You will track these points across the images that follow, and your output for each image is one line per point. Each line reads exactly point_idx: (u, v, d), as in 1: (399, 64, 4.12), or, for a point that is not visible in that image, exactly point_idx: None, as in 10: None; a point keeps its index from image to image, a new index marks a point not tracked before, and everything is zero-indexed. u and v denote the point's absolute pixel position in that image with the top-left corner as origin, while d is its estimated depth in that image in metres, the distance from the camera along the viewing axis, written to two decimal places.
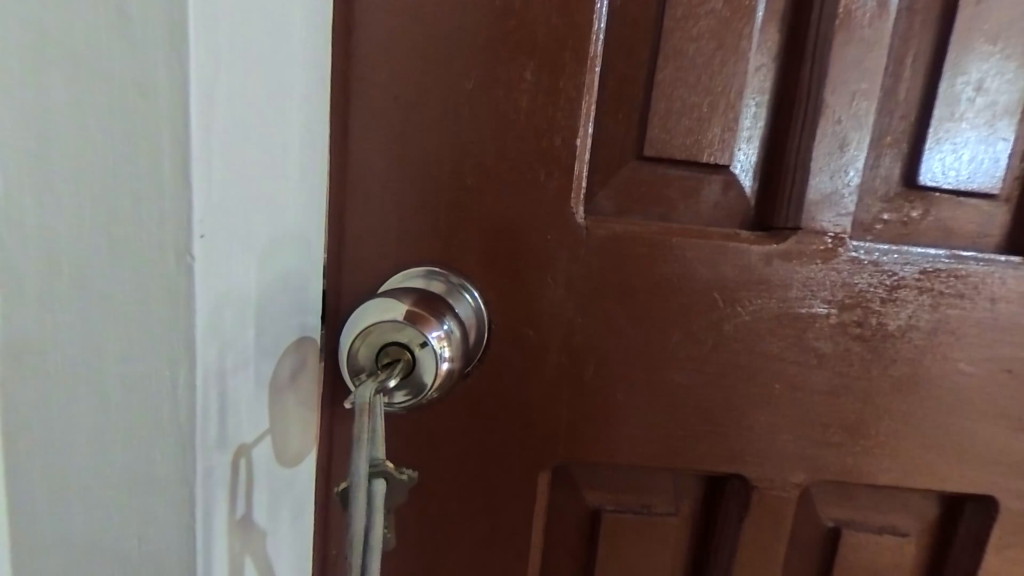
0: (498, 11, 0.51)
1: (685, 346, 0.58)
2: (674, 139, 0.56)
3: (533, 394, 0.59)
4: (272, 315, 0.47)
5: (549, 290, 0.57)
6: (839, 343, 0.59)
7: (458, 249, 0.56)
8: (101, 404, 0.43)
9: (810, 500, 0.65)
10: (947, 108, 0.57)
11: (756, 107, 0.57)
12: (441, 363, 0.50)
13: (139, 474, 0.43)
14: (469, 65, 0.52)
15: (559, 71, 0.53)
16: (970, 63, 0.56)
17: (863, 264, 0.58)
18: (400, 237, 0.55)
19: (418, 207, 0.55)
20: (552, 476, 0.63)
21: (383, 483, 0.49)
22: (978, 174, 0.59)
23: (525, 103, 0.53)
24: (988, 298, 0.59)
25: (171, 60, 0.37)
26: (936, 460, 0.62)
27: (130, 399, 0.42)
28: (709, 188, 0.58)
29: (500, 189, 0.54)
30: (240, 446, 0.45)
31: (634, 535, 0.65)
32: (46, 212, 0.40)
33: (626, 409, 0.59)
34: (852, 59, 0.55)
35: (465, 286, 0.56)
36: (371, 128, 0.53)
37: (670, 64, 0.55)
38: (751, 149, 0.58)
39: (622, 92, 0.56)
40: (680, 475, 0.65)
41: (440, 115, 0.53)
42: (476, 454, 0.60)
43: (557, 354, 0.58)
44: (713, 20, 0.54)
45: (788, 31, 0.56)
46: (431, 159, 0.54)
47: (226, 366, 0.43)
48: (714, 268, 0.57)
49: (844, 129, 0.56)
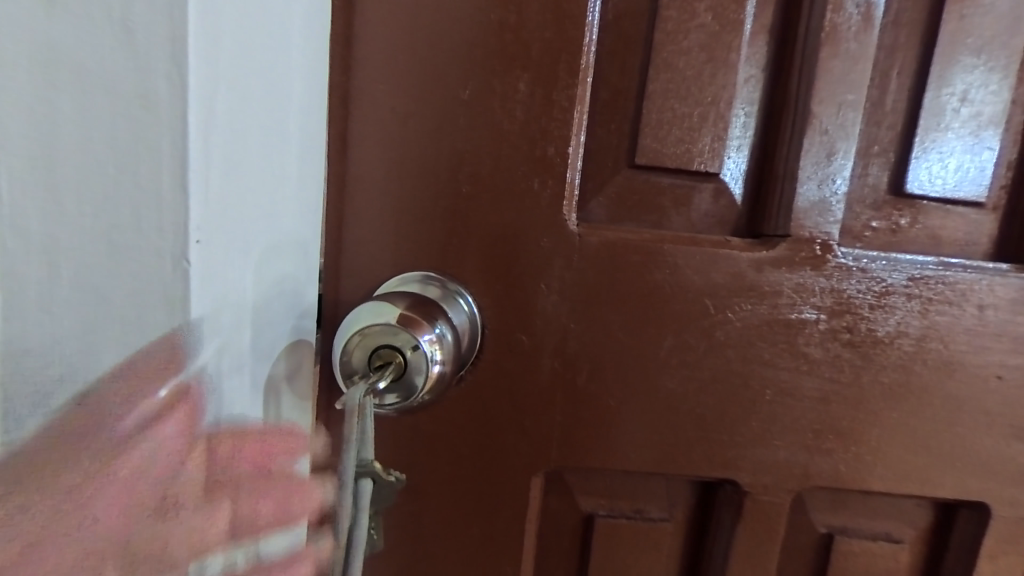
0: (493, 24, 0.53)
1: (676, 352, 0.59)
2: (665, 148, 0.57)
3: (526, 398, 0.59)
4: (267, 316, 0.48)
5: (543, 295, 0.57)
6: (829, 349, 0.60)
7: (454, 256, 0.57)
8: (97, 397, 0.43)
9: (802, 506, 0.65)
10: (933, 118, 0.58)
11: (746, 117, 0.58)
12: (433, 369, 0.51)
13: (135, 455, 0.44)
14: (465, 77, 0.53)
15: (553, 83, 0.54)
16: (955, 75, 0.58)
17: (851, 271, 0.59)
18: (396, 243, 0.56)
19: (414, 214, 0.56)
20: (546, 482, 0.63)
21: (370, 483, 0.51)
22: (964, 183, 0.60)
23: (519, 114, 0.54)
24: (977, 305, 0.60)
25: (172, 71, 0.38)
26: (928, 466, 0.62)
27: (127, 399, 0.43)
28: (700, 196, 0.60)
29: (495, 196, 0.56)
30: (233, 421, 0.47)
31: (628, 541, 0.65)
32: (51, 216, 0.41)
33: (619, 414, 0.60)
34: (838, 72, 0.56)
35: (460, 291, 0.57)
36: (369, 137, 0.54)
37: (661, 76, 0.56)
38: (741, 158, 0.59)
39: (615, 102, 0.57)
40: (674, 481, 0.65)
41: (436, 125, 0.54)
42: (470, 458, 0.60)
43: (550, 360, 0.58)
44: (703, 34, 0.56)
45: (776, 44, 0.58)
46: (427, 168, 0.55)
47: (221, 366, 0.45)
48: (705, 276, 0.58)
49: (832, 138, 0.57)
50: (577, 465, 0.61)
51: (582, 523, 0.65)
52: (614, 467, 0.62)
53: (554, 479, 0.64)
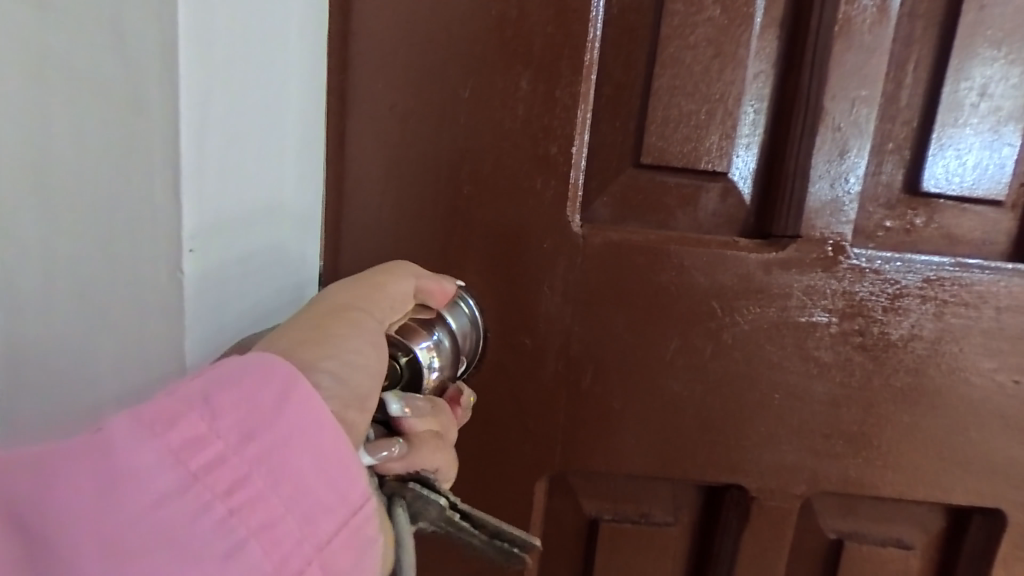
0: (494, 20, 0.52)
1: (683, 355, 0.58)
2: (671, 146, 0.56)
3: (529, 401, 0.58)
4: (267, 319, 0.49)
5: (546, 297, 0.56)
6: (840, 352, 0.58)
7: (454, 255, 0.56)
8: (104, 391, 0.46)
9: (810, 511, 0.64)
10: (950, 113, 0.56)
11: (755, 113, 0.57)
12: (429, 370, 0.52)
13: None
14: (465, 74, 0.52)
15: (555, 79, 0.53)
16: (974, 68, 0.56)
17: (864, 272, 0.57)
18: (396, 245, 0.55)
19: (414, 215, 0.55)
20: (549, 485, 0.63)
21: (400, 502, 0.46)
22: (982, 180, 0.58)
23: (521, 112, 0.53)
24: (994, 307, 0.58)
25: (161, 76, 0.38)
26: (941, 471, 0.61)
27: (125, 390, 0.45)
28: (707, 195, 0.58)
29: (497, 197, 0.54)
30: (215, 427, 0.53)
31: (632, 545, 0.64)
32: (67, 220, 0.43)
33: (623, 418, 0.59)
34: (852, 66, 0.54)
35: (461, 295, 0.55)
36: (368, 136, 0.53)
37: (667, 71, 0.55)
38: (750, 156, 0.58)
39: (619, 99, 0.56)
40: (678, 485, 0.64)
41: (435, 123, 0.53)
42: (473, 461, 0.60)
43: (554, 362, 0.58)
44: (710, 27, 0.54)
45: (786, 37, 0.56)
46: (426, 167, 0.54)
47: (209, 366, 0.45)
48: (713, 277, 0.57)
49: (844, 135, 0.55)
50: (582, 467, 0.61)
51: (587, 527, 0.64)
52: (620, 470, 0.61)
53: (558, 482, 0.63)
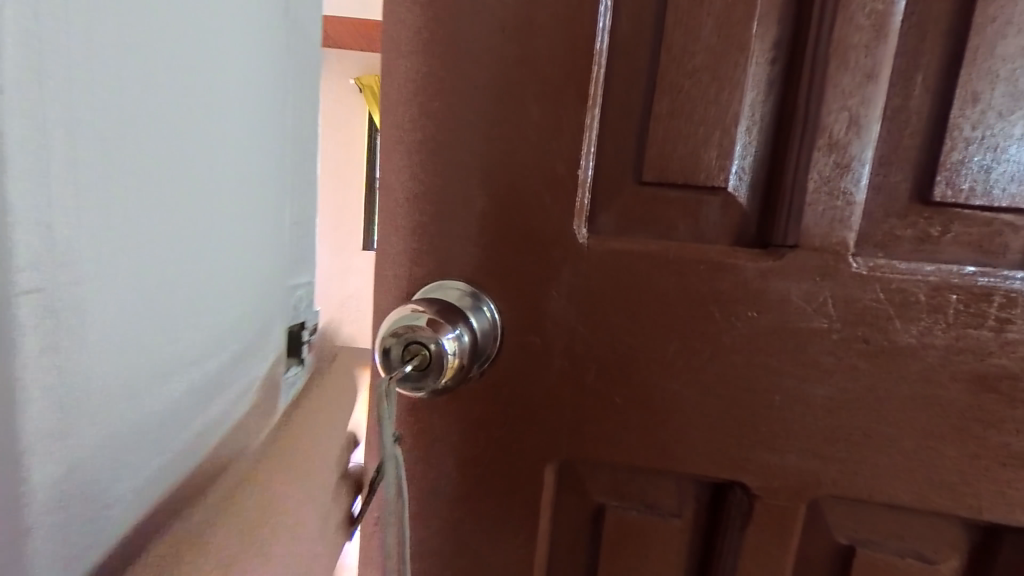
0: (508, 59, 0.60)
1: (682, 356, 0.62)
2: (672, 164, 0.61)
3: (538, 393, 0.65)
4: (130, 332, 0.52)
5: (553, 300, 0.63)
6: (844, 358, 0.60)
7: (473, 262, 0.64)
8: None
9: (821, 516, 0.65)
10: (962, 123, 0.57)
11: (753, 129, 0.61)
12: (459, 351, 0.61)
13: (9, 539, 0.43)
14: (483, 107, 0.61)
15: (563, 109, 0.60)
16: (987, 78, 0.56)
17: (868, 280, 0.59)
18: (424, 253, 0.65)
19: (439, 228, 0.64)
20: (558, 472, 0.68)
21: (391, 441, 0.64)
22: (1001, 189, 0.57)
23: (532, 138, 0.61)
24: (1016, 317, 0.57)
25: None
26: (959, 481, 0.60)
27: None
28: (708, 208, 0.62)
29: (513, 213, 0.63)
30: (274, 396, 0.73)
31: (637, 534, 0.68)
32: None
33: (626, 412, 0.64)
34: (848, 83, 0.57)
35: (484, 299, 0.64)
36: (402, 162, 0.63)
37: (667, 96, 0.60)
38: (749, 169, 0.62)
39: (622, 122, 0.62)
40: (682, 481, 0.68)
41: (458, 149, 0.62)
42: (489, 446, 0.67)
43: (560, 359, 0.64)
44: (708, 54, 0.59)
45: (783, 58, 0.60)
46: (450, 187, 0.63)
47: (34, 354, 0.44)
48: (711, 283, 0.61)
49: (843, 147, 0.58)
50: (587, 454, 0.66)
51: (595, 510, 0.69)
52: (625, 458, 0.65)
53: (566, 470, 0.69)
